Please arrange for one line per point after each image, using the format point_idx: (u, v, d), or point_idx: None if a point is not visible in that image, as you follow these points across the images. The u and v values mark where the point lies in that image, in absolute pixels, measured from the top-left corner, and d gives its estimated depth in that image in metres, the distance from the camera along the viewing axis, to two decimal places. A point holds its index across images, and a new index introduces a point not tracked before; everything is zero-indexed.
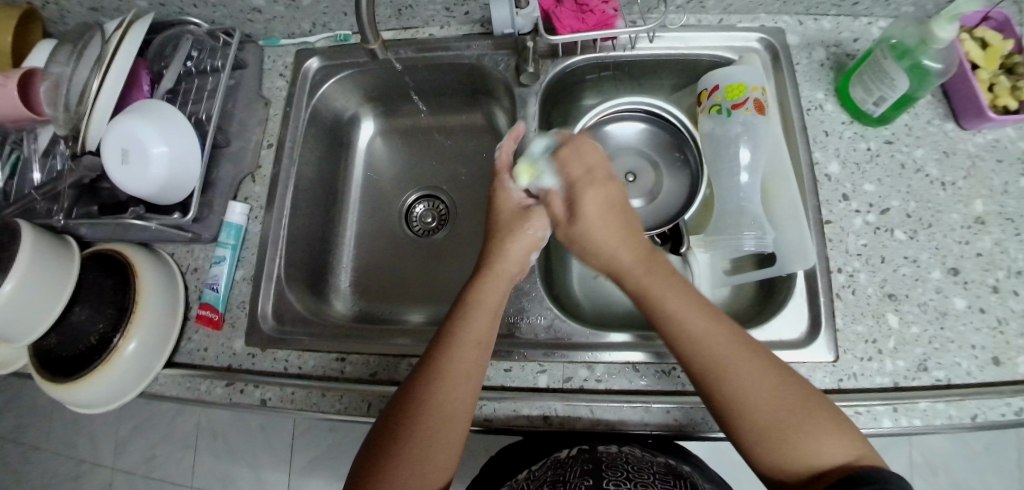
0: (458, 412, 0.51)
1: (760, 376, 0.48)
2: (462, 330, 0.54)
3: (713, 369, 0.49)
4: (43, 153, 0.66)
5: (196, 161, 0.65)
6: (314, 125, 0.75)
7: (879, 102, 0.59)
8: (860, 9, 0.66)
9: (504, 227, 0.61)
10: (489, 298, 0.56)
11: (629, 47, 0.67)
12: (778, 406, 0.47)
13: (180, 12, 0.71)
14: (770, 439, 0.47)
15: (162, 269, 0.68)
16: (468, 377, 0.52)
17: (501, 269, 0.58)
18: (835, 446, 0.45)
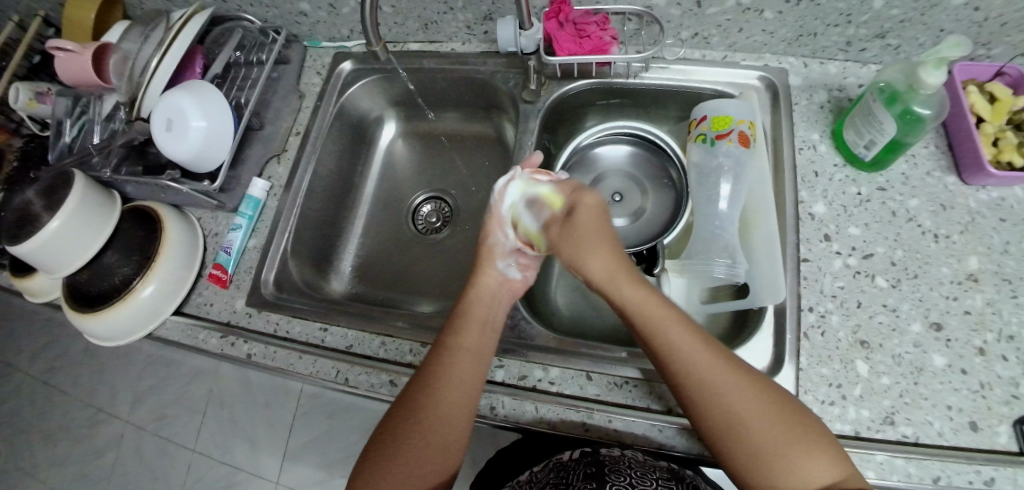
0: (457, 408, 0.54)
1: (755, 398, 0.48)
2: (457, 333, 0.59)
3: (709, 395, 0.49)
4: (105, 116, 0.76)
5: (227, 137, 0.73)
6: (340, 119, 0.82)
7: (870, 146, 0.60)
8: (868, 56, 0.67)
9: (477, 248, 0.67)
10: (479, 308, 0.61)
11: (629, 76, 0.71)
12: (772, 433, 0.47)
13: (239, 10, 0.81)
14: (759, 468, 0.46)
15: (189, 228, 0.76)
16: (463, 381, 0.55)
17: (483, 281, 0.64)
18: (822, 467, 0.45)
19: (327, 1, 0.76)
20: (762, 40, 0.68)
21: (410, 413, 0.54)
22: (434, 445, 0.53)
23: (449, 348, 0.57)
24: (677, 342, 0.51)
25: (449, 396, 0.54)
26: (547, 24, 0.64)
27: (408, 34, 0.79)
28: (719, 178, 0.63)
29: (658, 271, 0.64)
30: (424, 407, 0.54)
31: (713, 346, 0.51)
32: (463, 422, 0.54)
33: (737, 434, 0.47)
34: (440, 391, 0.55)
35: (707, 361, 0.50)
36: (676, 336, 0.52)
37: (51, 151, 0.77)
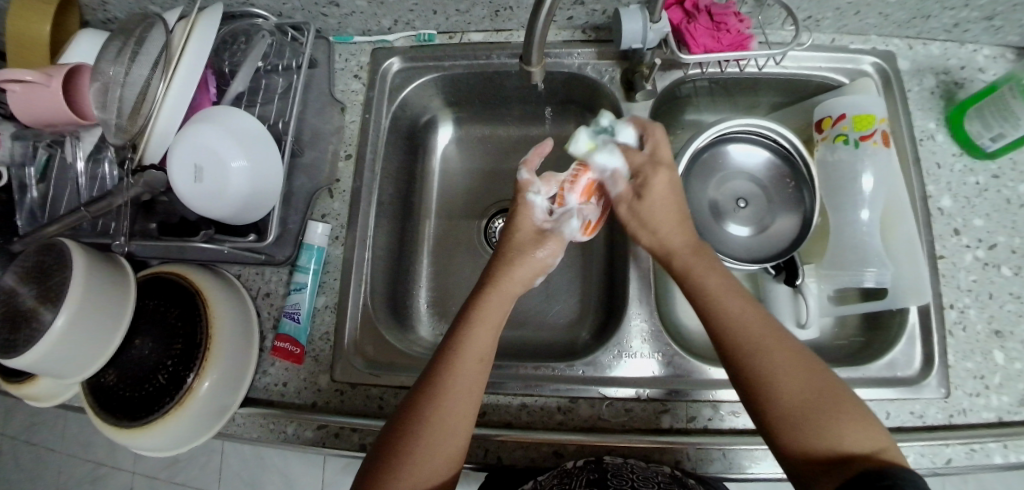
0: (459, 414, 0.46)
1: (796, 364, 0.45)
2: (477, 312, 0.51)
3: (751, 342, 0.47)
4: (90, 157, 0.64)
5: (276, 176, 0.59)
6: (394, 131, 0.68)
7: (997, 138, 0.61)
8: (969, 37, 0.66)
9: (510, 246, 0.57)
10: (493, 314, 0.51)
11: (739, 70, 0.63)
12: (801, 391, 0.44)
13: (245, 2, 0.65)
14: (793, 418, 0.43)
15: (233, 296, 0.61)
16: (471, 392, 0.47)
17: (506, 276, 0.54)
18: (863, 438, 0.41)
19: None
20: (874, 22, 0.64)
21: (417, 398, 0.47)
22: (447, 413, 0.46)
23: (465, 329, 0.50)
24: (719, 291, 0.50)
25: (466, 364, 0.48)
26: (673, 15, 0.57)
27: (469, 23, 0.65)
28: (860, 172, 0.60)
29: (800, 281, 0.60)
30: (444, 374, 0.47)
31: (765, 318, 0.49)
32: (465, 424, 0.47)
33: (762, 385, 0.45)
34: (450, 377, 0.47)
35: (751, 320, 0.48)
36: (719, 285, 0.51)
37: (18, 207, 0.64)
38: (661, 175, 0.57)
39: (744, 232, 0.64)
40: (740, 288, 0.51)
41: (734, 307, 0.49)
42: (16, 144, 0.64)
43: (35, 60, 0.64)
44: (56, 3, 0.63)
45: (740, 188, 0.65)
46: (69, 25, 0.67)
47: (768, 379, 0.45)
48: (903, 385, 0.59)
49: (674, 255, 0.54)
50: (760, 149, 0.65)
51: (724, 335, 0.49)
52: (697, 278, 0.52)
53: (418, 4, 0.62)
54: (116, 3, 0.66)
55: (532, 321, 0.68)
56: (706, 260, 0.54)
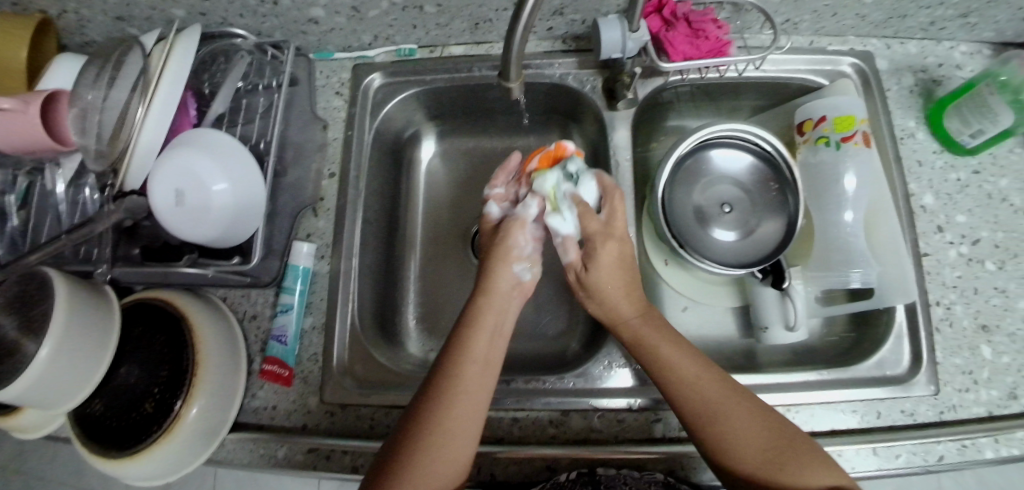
0: (461, 429, 0.46)
1: (754, 426, 0.46)
2: (473, 326, 0.51)
3: (705, 410, 0.47)
4: (70, 182, 0.63)
5: (260, 197, 0.58)
6: (378, 147, 0.67)
7: (976, 135, 0.61)
8: (945, 34, 0.67)
9: (489, 249, 0.58)
10: (489, 317, 0.52)
11: (720, 74, 0.63)
12: (760, 453, 0.45)
13: (223, 21, 0.65)
14: (764, 482, 0.44)
15: (219, 320, 0.60)
16: (479, 393, 0.48)
17: (495, 287, 0.54)
18: (823, 474, 0.43)
19: (348, 4, 0.60)
20: (852, 23, 0.64)
21: (411, 426, 0.46)
22: (444, 443, 0.45)
23: (462, 340, 0.50)
24: (671, 361, 0.50)
25: (465, 379, 0.48)
26: (652, 23, 0.57)
27: (450, 36, 0.65)
28: (841, 172, 0.60)
29: (787, 285, 0.60)
30: (439, 393, 0.47)
31: (714, 376, 0.49)
32: (469, 439, 0.46)
33: (725, 461, 0.46)
34: (448, 400, 0.47)
35: (704, 385, 0.49)
36: (670, 356, 0.51)
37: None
38: (610, 245, 0.56)
39: (728, 237, 0.64)
40: (688, 346, 0.52)
41: (682, 369, 0.50)
42: None
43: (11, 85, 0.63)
44: (32, 27, 0.62)
45: (724, 192, 0.65)
46: (45, 49, 0.66)
47: (727, 445, 0.46)
48: (892, 384, 0.60)
49: (621, 327, 0.54)
50: (743, 153, 0.65)
51: (677, 403, 0.49)
52: (649, 353, 0.51)
53: (397, 19, 0.62)
54: (93, 25, 0.66)
55: (522, 332, 0.68)
56: (656, 326, 0.53)
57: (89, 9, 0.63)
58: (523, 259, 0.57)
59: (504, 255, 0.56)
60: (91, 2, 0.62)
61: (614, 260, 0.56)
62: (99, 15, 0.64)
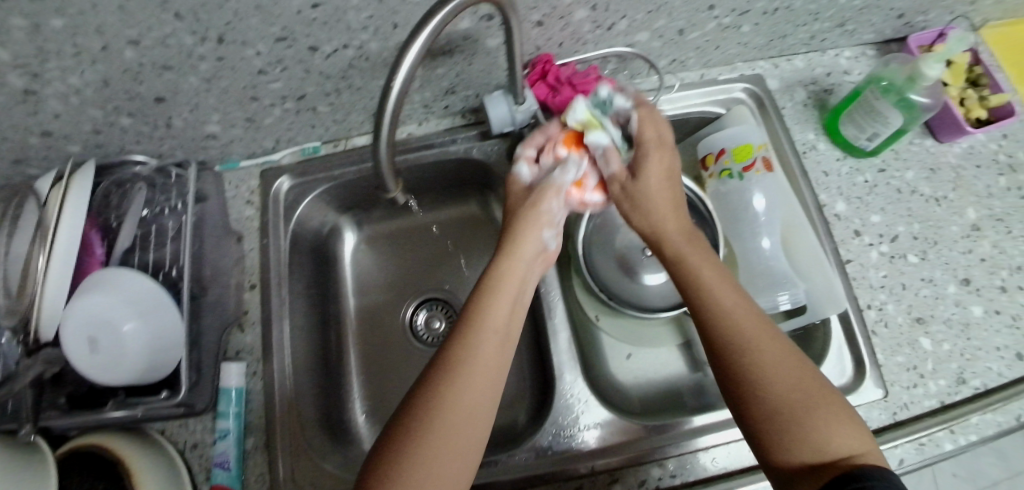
0: (475, 404, 0.41)
1: (788, 365, 0.44)
2: (493, 287, 0.47)
3: (743, 337, 0.45)
4: None
5: (177, 326, 0.58)
6: (297, 249, 0.67)
7: (873, 138, 0.63)
8: (828, 45, 0.70)
9: (514, 212, 0.53)
10: (508, 281, 0.48)
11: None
12: (790, 392, 0.42)
13: (122, 150, 0.64)
14: (786, 422, 0.41)
15: (160, 459, 0.57)
16: (491, 373, 0.43)
17: (517, 251, 0.50)
18: (851, 437, 0.41)
19: (243, 116, 0.61)
20: (735, 51, 0.67)
21: (427, 388, 0.42)
22: (442, 442, 0.39)
23: (481, 305, 0.45)
24: (717, 281, 0.48)
25: (478, 355, 0.43)
26: (539, 92, 0.58)
27: (350, 129, 0.66)
28: (749, 197, 0.61)
29: None
30: (447, 369, 0.42)
31: (755, 313, 0.47)
32: (479, 429, 0.41)
33: (754, 394, 0.43)
34: (463, 374, 0.42)
35: (744, 315, 0.46)
36: (714, 276, 0.48)
37: None
38: (667, 157, 0.52)
39: (661, 278, 0.62)
40: (732, 279, 0.49)
41: (727, 298, 0.47)
42: None
43: None
44: None
45: None
46: None
47: (757, 377, 0.43)
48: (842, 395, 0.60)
49: (663, 240, 0.51)
50: None
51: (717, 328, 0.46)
52: (688, 268, 0.49)
53: (293, 123, 0.63)
54: None
55: None
56: (702, 253, 0.50)
57: None
58: (552, 225, 0.52)
59: (531, 220, 0.52)
60: None
61: (663, 179, 0.52)
62: None
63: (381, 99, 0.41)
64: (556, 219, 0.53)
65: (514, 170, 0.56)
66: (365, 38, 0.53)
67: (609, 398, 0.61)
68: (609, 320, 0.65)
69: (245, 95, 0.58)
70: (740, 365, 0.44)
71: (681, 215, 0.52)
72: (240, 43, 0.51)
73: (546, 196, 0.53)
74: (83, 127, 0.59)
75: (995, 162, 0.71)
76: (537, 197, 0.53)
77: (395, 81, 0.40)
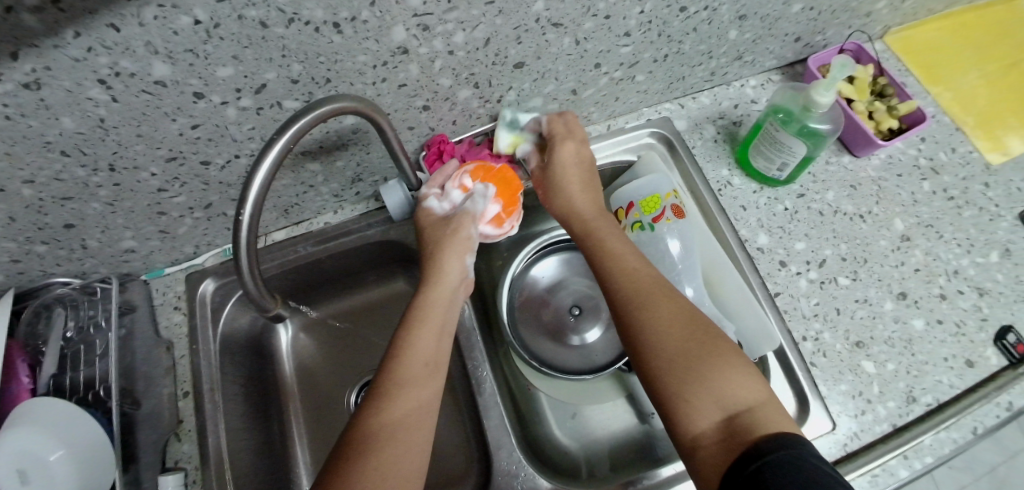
0: (412, 420, 0.44)
1: (684, 321, 0.48)
2: (410, 330, 0.49)
3: (642, 299, 0.50)
4: None
5: (106, 448, 0.57)
6: (229, 350, 0.66)
7: (783, 168, 0.64)
8: (730, 77, 0.71)
9: (433, 242, 0.56)
10: (434, 313, 0.51)
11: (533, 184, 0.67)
12: (687, 346, 0.46)
13: (43, 275, 0.65)
14: (687, 374, 0.44)
15: None
16: (422, 388, 0.46)
17: (437, 281, 0.53)
18: (748, 390, 0.43)
19: (157, 229, 0.61)
20: (638, 99, 0.67)
21: (369, 399, 0.45)
22: (380, 457, 0.41)
23: (408, 330, 0.49)
24: (620, 251, 0.54)
25: (411, 356, 0.47)
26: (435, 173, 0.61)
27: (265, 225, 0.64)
28: (663, 242, 0.60)
29: None
30: (384, 376, 0.46)
31: (655, 279, 0.52)
32: (419, 450, 0.43)
33: (655, 349, 0.47)
34: (394, 372, 0.46)
35: (645, 280, 0.51)
36: (617, 247, 0.54)
37: None
38: (576, 145, 0.60)
39: (597, 333, 0.67)
40: (635, 251, 0.55)
41: (629, 265, 0.53)
42: None
43: None
44: None
45: (573, 296, 0.69)
46: None
47: (656, 334, 0.47)
48: None
49: (573, 213, 0.58)
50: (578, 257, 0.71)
51: (621, 293, 0.51)
52: (595, 242, 0.55)
53: (208, 230, 0.64)
54: None
55: None
56: (608, 225, 0.57)
57: None
58: (471, 250, 0.56)
59: (450, 246, 0.55)
60: None
61: (578, 161, 0.60)
62: None
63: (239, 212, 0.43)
64: (474, 245, 0.56)
65: (426, 205, 0.58)
66: (253, 147, 0.54)
67: (553, 466, 0.58)
68: (548, 380, 0.64)
69: (153, 211, 0.59)
70: (636, 322, 0.49)
71: (591, 191, 0.59)
72: (133, 168, 0.52)
73: (461, 223, 0.56)
74: None
75: (918, 168, 0.72)
76: (455, 225, 0.56)
77: (252, 187, 0.42)
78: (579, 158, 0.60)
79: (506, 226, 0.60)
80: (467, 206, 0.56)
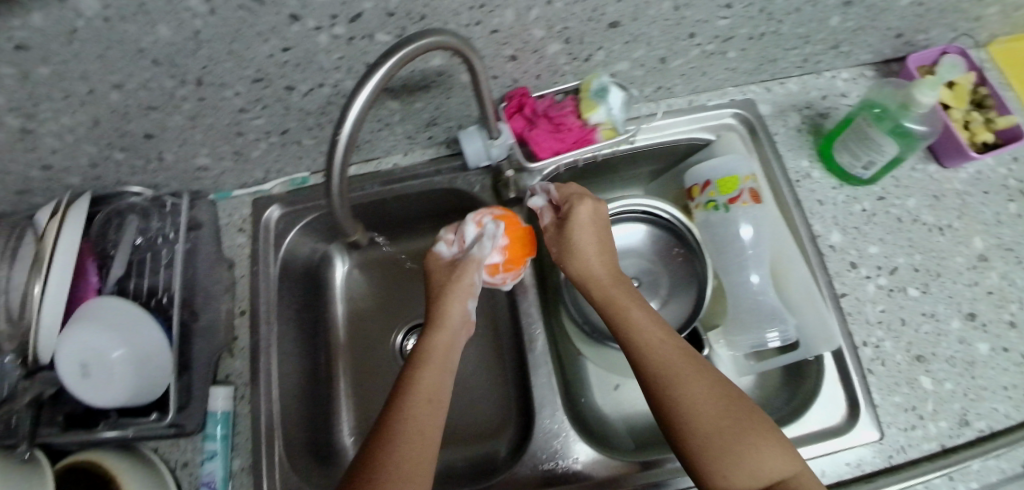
0: (420, 476, 0.44)
1: (711, 392, 0.45)
2: (418, 371, 0.50)
3: (667, 372, 0.46)
4: None
5: (165, 352, 0.60)
6: (287, 277, 0.68)
7: (869, 166, 0.61)
8: (822, 67, 0.68)
9: (437, 286, 0.57)
10: (435, 359, 0.51)
11: (613, 151, 0.64)
12: (718, 422, 0.43)
13: (120, 182, 0.67)
14: (717, 452, 0.42)
15: (151, 481, 0.60)
16: (427, 439, 0.46)
17: (443, 323, 0.54)
18: (781, 461, 0.42)
19: (231, 149, 0.62)
20: (724, 77, 0.65)
21: (369, 459, 0.44)
22: None
23: (413, 375, 0.50)
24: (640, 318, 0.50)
25: (412, 417, 0.46)
26: (515, 125, 0.58)
27: None
28: (734, 227, 0.59)
29: (706, 351, 0.63)
30: (385, 441, 0.45)
31: (676, 343, 0.49)
32: None
33: (681, 429, 0.44)
34: (400, 435, 0.45)
35: (668, 349, 0.48)
36: (638, 312, 0.51)
37: None
38: (588, 209, 0.56)
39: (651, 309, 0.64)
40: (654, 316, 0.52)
41: (652, 336, 0.49)
42: None
43: None
44: None
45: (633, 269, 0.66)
46: None
47: (683, 410, 0.44)
48: (832, 436, 0.58)
49: (592, 276, 0.54)
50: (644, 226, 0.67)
51: (642, 365, 0.48)
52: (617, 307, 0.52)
53: (281, 154, 0.64)
54: None
55: None
56: (627, 289, 0.54)
57: None
58: (472, 296, 0.57)
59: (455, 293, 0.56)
60: None
61: (598, 218, 0.57)
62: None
63: (336, 129, 0.42)
64: (476, 291, 0.57)
65: (435, 247, 0.59)
66: (338, 78, 0.54)
67: (593, 431, 0.59)
68: (597, 349, 0.64)
69: (232, 131, 0.59)
70: (661, 399, 0.45)
71: (609, 250, 0.56)
72: (219, 85, 0.52)
73: (466, 270, 0.56)
74: (80, 161, 0.61)
75: (1006, 188, 0.68)
76: (459, 272, 0.56)
77: (343, 134, 0.42)
78: (595, 216, 0.56)
79: (498, 280, 0.60)
80: (475, 250, 0.56)
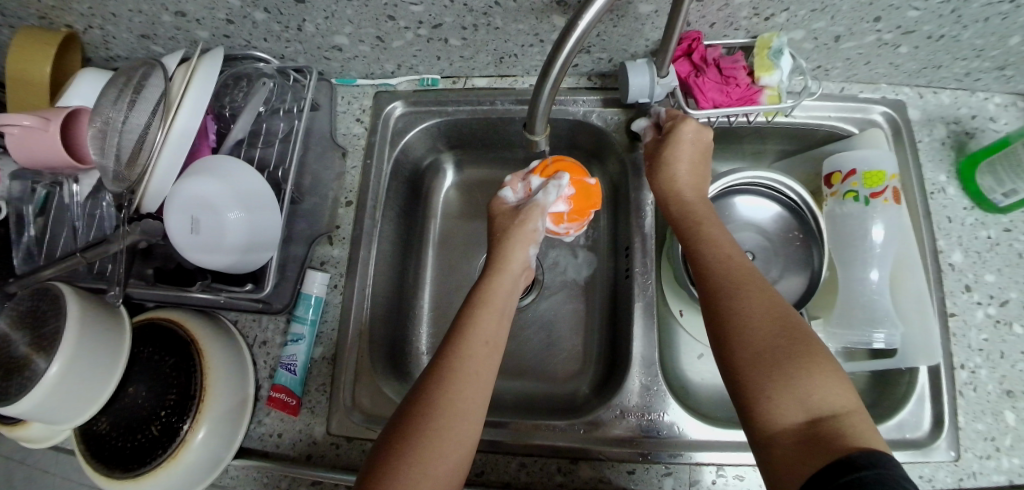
0: (469, 403, 0.44)
1: (771, 317, 0.44)
2: (475, 308, 0.50)
3: (730, 290, 0.47)
4: (88, 198, 0.62)
5: (275, 222, 0.58)
6: (395, 177, 0.68)
7: (1010, 194, 0.59)
8: (980, 85, 0.65)
9: (501, 230, 0.57)
10: (495, 300, 0.51)
11: (767, 120, 0.63)
12: (771, 343, 0.43)
13: (246, 45, 0.64)
14: (765, 370, 0.42)
15: (230, 347, 0.59)
16: (477, 373, 0.45)
17: (507, 267, 0.54)
18: (834, 395, 0.41)
19: (374, 34, 0.60)
20: (883, 72, 0.64)
21: (429, 380, 0.45)
22: (432, 443, 0.41)
23: (470, 311, 0.49)
24: (715, 241, 0.51)
25: (466, 350, 0.46)
26: (682, 69, 0.58)
27: (473, 69, 0.65)
28: (869, 222, 0.59)
29: None
30: (442, 368, 0.45)
31: (746, 268, 0.49)
32: (469, 430, 0.43)
33: (733, 342, 0.44)
34: (455, 364, 0.45)
35: (736, 272, 0.48)
36: (714, 237, 0.52)
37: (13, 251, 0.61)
38: (687, 128, 0.57)
39: None
40: (731, 243, 0.52)
41: (720, 257, 0.50)
42: (14, 183, 0.61)
43: (36, 102, 0.63)
44: (57, 43, 0.62)
45: (749, 243, 0.66)
46: (73, 65, 0.66)
47: (739, 326, 0.45)
48: (909, 449, 0.58)
49: (674, 201, 0.56)
50: (772, 203, 0.66)
51: (708, 283, 0.49)
52: (692, 230, 0.53)
53: (422, 50, 0.62)
54: (115, 45, 0.66)
55: (539, 367, 0.67)
56: (710, 218, 0.54)
57: (113, 27, 0.62)
58: (534, 243, 0.56)
59: (518, 237, 0.56)
60: (115, 20, 0.61)
61: (696, 147, 0.57)
62: (123, 33, 0.63)
63: (553, 51, 0.39)
64: (538, 237, 0.57)
65: (502, 193, 0.60)
66: None
67: (675, 391, 0.60)
68: (692, 318, 0.63)
69: (382, 14, 0.56)
70: (720, 314, 0.46)
71: (697, 180, 0.57)
72: None
73: (530, 216, 0.56)
74: (216, 14, 0.58)
75: None
76: (523, 216, 0.56)
77: (564, 45, 0.38)
78: (697, 140, 0.57)
79: (561, 229, 0.61)
80: (541, 195, 0.57)
